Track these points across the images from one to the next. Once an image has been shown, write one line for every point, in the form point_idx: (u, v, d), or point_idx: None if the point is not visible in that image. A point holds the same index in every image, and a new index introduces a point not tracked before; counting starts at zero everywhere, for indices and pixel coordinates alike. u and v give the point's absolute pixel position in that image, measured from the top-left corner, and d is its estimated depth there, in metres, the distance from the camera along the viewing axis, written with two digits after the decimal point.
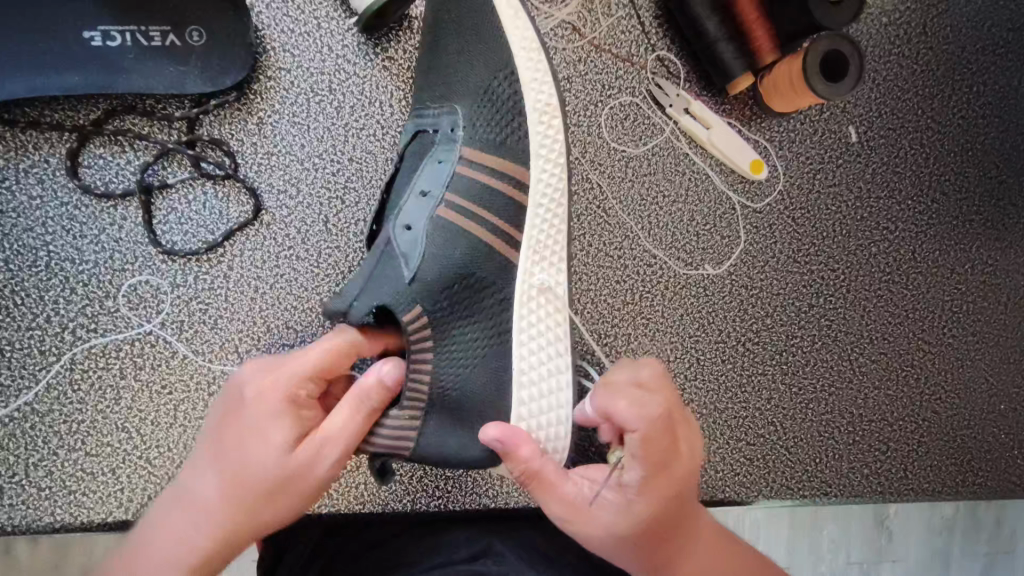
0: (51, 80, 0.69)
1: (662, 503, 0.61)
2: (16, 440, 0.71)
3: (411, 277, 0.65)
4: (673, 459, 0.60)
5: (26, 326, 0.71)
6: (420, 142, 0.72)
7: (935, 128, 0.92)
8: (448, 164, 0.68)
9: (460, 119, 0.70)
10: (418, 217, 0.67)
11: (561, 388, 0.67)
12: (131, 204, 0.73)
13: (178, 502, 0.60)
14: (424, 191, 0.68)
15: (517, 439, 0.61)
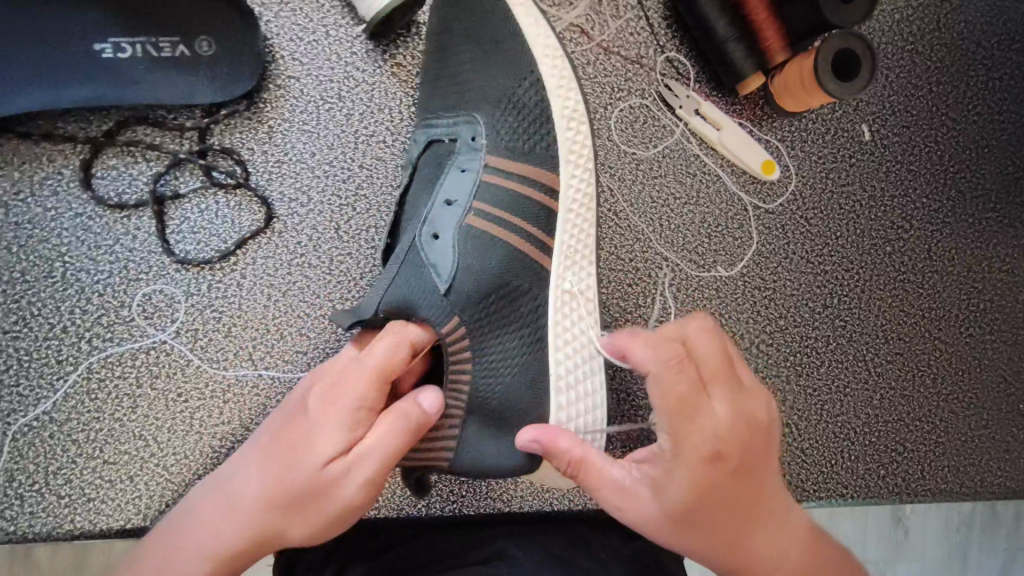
0: (64, 93, 0.70)
1: (714, 485, 0.57)
2: (36, 449, 0.72)
3: (445, 289, 0.65)
4: (721, 438, 0.56)
5: (43, 336, 0.72)
6: (434, 152, 0.72)
7: (950, 125, 0.91)
8: (472, 173, 0.69)
9: (481, 127, 0.70)
10: (446, 227, 0.67)
11: (596, 391, 0.66)
12: (145, 214, 0.73)
13: (219, 496, 0.61)
14: (448, 201, 0.68)
15: (554, 434, 0.61)
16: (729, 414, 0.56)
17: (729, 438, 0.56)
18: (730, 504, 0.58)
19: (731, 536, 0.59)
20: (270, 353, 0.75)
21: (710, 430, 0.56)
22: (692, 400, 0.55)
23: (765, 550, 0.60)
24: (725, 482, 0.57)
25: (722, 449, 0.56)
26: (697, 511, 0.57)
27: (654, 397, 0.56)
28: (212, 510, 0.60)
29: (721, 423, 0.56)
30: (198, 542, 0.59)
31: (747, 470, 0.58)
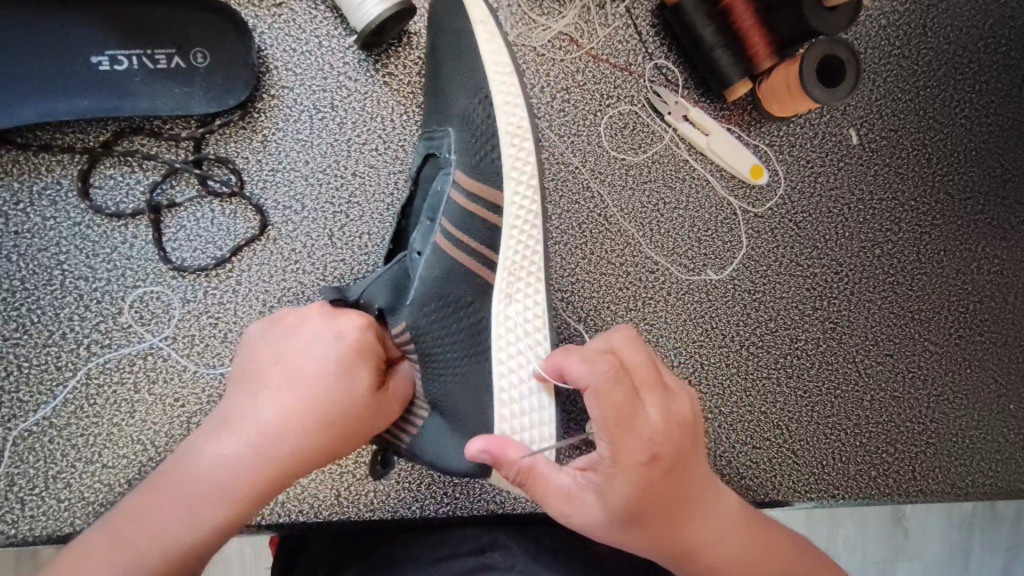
0: (62, 105, 0.72)
1: (656, 485, 0.58)
2: (36, 454, 0.73)
3: (406, 299, 0.69)
4: (661, 441, 0.57)
5: (42, 343, 0.74)
6: (430, 167, 0.73)
7: (937, 129, 0.92)
8: (444, 189, 0.70)
9: (452, 141, 0.70)
10: (424, 240, 0.70)
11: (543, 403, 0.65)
12: (142, 223, 0.75)
13: (216, 438, 0.61)
14: (429, 216, 0.71)
15: (505, 444, 0.61)
16: (664, 417, 0.58)
17: (667, 440, 0.58)
18: (672, 499, 0.60)
19: (674, 529, 0.61)
20: None
21: (651, 434, 0.57)
22: (631, 410, 0.56)
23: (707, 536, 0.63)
24: (665, 481, 0.59)
25: (661, 451, 0.58)
26: (643, 510, 0.58)
27: (595, 410, 0.56)
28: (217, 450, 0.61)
29: (659, 428, 0.57)
30: (220, 479, 0.59)
31: (683, 466, 0.60)
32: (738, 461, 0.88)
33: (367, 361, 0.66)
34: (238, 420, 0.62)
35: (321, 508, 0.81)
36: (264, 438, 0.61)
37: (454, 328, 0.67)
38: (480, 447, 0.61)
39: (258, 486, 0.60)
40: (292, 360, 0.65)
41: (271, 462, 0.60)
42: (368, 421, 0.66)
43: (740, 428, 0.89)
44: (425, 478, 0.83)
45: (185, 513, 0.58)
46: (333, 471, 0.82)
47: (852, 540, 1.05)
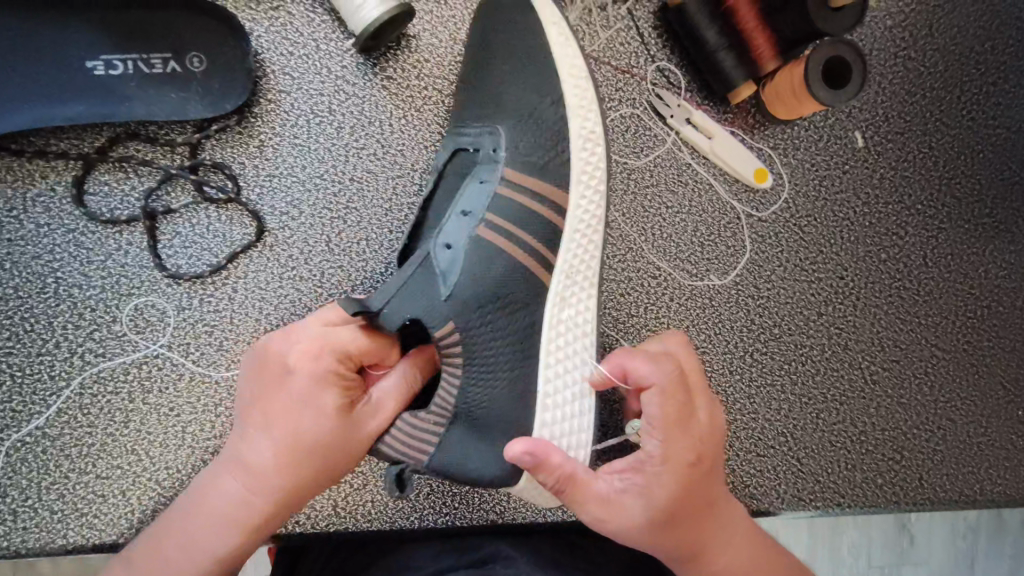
0: (56, 110, 0.71)
1: (693, 486, 0.62)
2: (29, 464, 0.72)
3: (446, 294, 0.64)
4: (703, 442, 0.63)
5: (36, 352, 0.72)
6: (458, 162, 0.72)
7: (944, 131, 0.90)
8: (490, 184, 0.68)
9: (500, 140, 0.70)
10: (459, 236, 0.67)
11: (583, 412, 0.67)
12: (137, 229, 0.74)
13: (218, 479, 0.63)
14: (464, 211, 0.68)
15: (547, 450, 0.61)
16: (706, 421, 0.65)
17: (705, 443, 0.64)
18: (703, 502, 0.63)
19: (701, 534, 0.63)
20: None
21: (696, 433, 0.63)
22: (686, 409, 0.63)
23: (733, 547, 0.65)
24: (702, 481, 0.63)
25: (702, 452, 0.63)
26: (679, 508, 0.62)
27: (654, 408, 0.62)
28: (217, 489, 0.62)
29: (703, 428, 0.64)
30: (217, 523, 0.61)
31: (715, 473, 0.65)
32: (743, 469, 0.87)
33: (336, 384, 0.64)
34: (231, 457, 0.63)
35: (318, 519, 0.80)
36: (254, 478, 0.62)
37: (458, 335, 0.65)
38: (521, 449, 0.60)
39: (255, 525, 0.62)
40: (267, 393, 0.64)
41: (265, 500, 0.62)
42: (352, 444, 0.64)
43: (745, 435, 0.87)
44: (425, 488, 0.82)
45: (188, 553, 0.61)
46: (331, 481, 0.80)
47: (857, 548, 1.04)
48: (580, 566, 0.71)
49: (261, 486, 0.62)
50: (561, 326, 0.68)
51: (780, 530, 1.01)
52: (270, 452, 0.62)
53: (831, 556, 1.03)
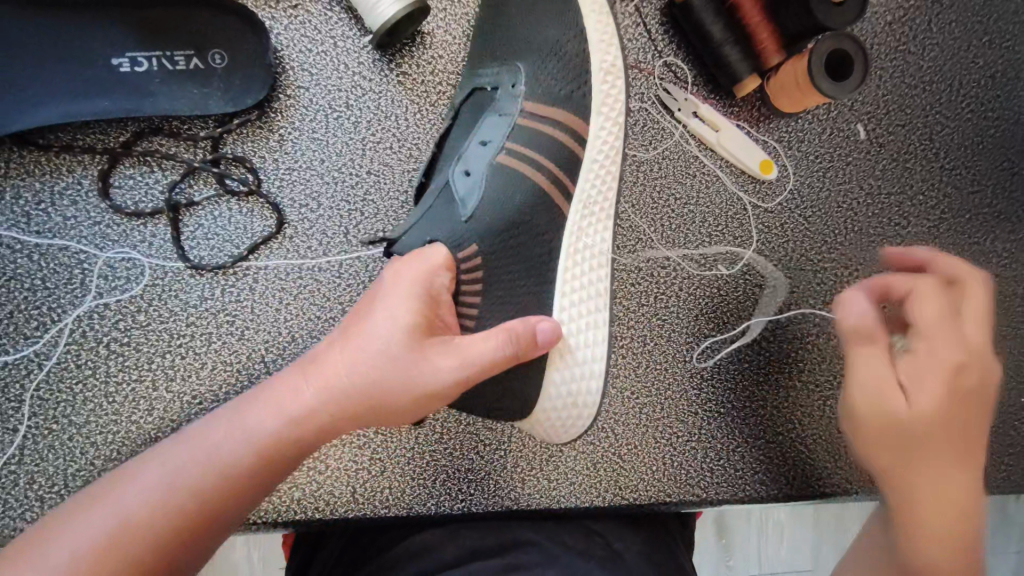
0: (83, 106, 0.73)
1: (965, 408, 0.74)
2: (56, 451, 0.74)
3: (468, 216, 0.68)
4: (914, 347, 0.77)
5: (62, 342, 0.74)
6: (478, 99, 0.76)
7: (944, 123, 0.93)
8: (509, 117, 0.72)
9: (521, 75, 0.73)
10: (477, 165, 0.71)
11: (596, 345, 0.73)
12: (160, 221, 0.75)
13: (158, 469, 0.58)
14: (483, 142, 0.72)
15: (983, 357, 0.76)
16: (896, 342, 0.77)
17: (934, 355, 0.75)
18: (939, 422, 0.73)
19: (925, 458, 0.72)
20: (282, 355, 0.77)
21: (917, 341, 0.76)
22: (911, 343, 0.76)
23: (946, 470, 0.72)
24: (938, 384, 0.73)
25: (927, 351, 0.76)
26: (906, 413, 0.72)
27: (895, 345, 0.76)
28: (214, 442, 0.60)
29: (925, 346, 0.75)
30: (169, 474, 0.58)
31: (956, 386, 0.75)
32: (752, 455, 0.89)
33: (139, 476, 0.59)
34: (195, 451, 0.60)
35: (338, 505, 0.81)
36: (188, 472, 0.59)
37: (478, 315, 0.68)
38: (546, 334, 0.67)
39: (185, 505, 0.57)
40: (356, 326, 0.64)
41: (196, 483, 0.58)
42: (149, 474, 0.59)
43: (753, 422, 0.89)
44: (441, 475, 0.83)
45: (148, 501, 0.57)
46: (350, 468, 0.81)
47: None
48: (595, 546, 0.74)
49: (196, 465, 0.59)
50: (585, 275, 0.74)
51: (789, 526, 1.00)
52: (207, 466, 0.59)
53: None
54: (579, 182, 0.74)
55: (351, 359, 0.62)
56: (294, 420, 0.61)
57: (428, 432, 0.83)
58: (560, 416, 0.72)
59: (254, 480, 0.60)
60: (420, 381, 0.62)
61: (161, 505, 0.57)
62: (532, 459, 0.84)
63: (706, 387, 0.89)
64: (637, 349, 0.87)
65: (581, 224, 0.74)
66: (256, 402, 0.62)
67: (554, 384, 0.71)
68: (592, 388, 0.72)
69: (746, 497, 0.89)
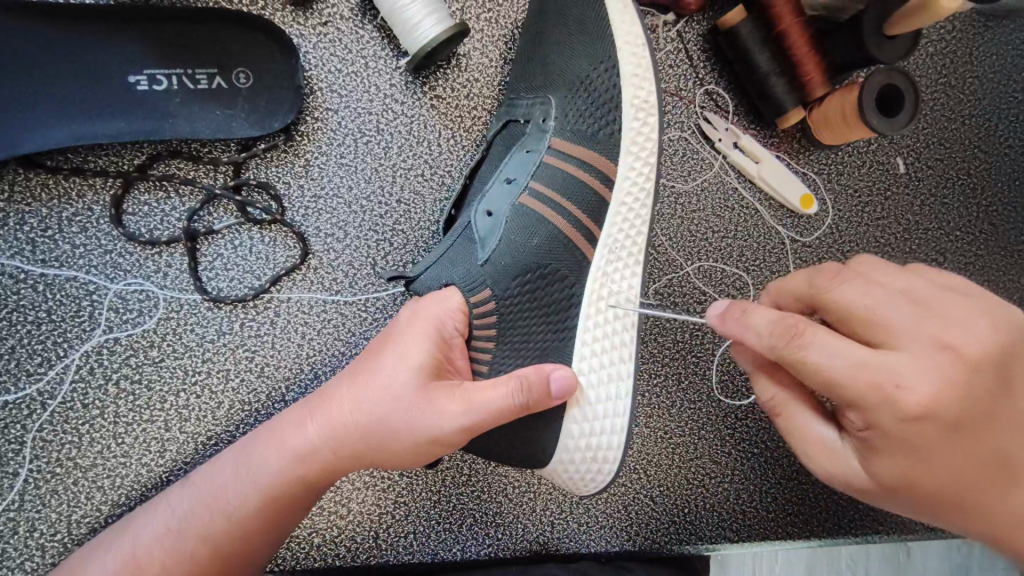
0: (96, 127, 0.67)
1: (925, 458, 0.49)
2: (59, 497, 0.69)
3: (483, 261, 0.62)
4: (962, 396, 0.47)
5: (67, 379, 0.69)
6: (508, 133, 0.70)
7: (982, 158, 0.91)
8: (536, 155, 0.65)
9: (551, 109, 0.66)
10: (500, 205, 0.64)
11: (619, 397, 0.64)
12: (177, 250, 0.71)
13: None
14: (509, 179, 0.65)
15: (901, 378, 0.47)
16: (940, 389, 0.47)
17: (978, 401, 0.48)
18: (993, 490, 0.51)
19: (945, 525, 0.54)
20: (305, 393, 0.72)
21: (964, 394, 0.47)
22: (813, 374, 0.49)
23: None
24: (960, 460, 0.50)
25: (1002, 368, 0.49)
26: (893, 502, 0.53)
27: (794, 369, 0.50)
28: (223, 485, 0.58)
29: (893, 421, 0.48)
30: (177, 519, 0.58)
31: (1003, 392, 0.49)
32: (785, 497, 0.86)
33: None
34: (203, 495, 0.59)
35: (359, 551, 0.76)
36: (192, 520, 0.58)
37: (500, 365, 0.62)
38: (563, 382, 0.57)
39: (189, 561, 0.56)
40: (364, 365, 0.59)
41: (197, 534, 0.57)
42: (159, 518, 0.59)
43: (786, 462, 0.86)
44: (467, 519, 0.79)
45: (154, 549, 0.57)
46: (372, 513, 0.77)
47: (856, 562, 0.88)
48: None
49: (198, 513, 0.58)
50: (607, 323, 0.65)
51: (785, 548, 0.86)
52: (206, 514, 0.57)
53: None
54: (606, 219, 0.66)
55: (355, 398, 0.57)
56: (296, 463, 0.57)
57: (454, 474, 0.78)
58: (577, 472, 0.65)
59: (257, 527, 0.57)
60: (420, 427, 0.55)
61: (165, 554, 0.56)
62: (561, 503, 0.80)
63: (741, 427, 0.85)
64: (671, 388, 0.83)
65: (607, 271, 0.65)
66: (263, 443, 0.59)
67: (571, 437, 0.64)
68: (613, 452, 0.64)
69: (777, 541, 0.86)
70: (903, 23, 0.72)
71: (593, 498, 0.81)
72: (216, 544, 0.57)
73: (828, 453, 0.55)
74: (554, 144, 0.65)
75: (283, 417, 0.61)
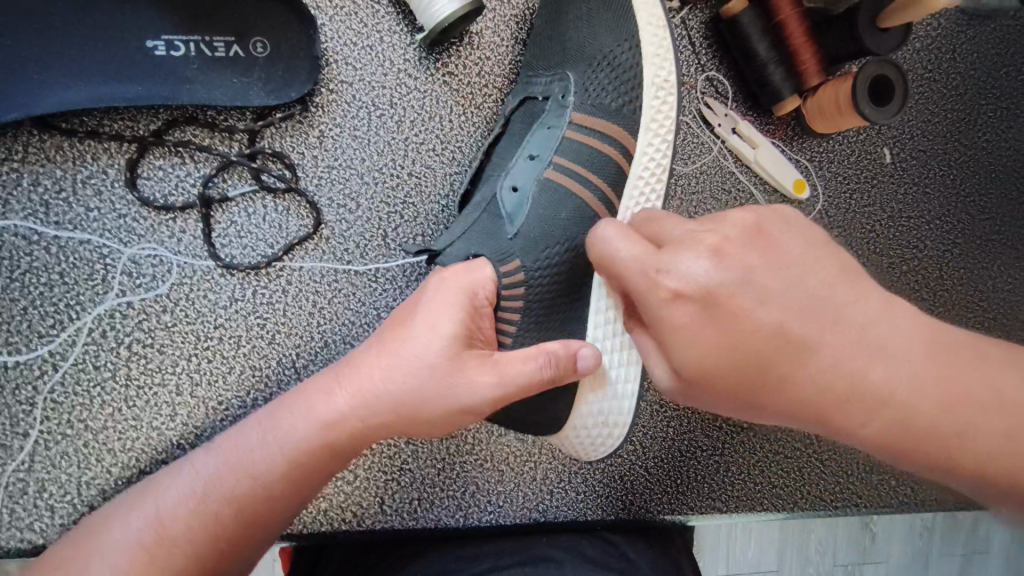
0: (113, 91, 0.68)
1: (705, 334, 0.53)
2: (69, 458, 0.69)
3: (512, 233, 0.65)
4: (723, 271, 0.52)
5: (79, 341, 0.70)
6: (526, 110, 0.72)
7: (961, 150, 0.95)
8: (559, 130, 0.69)
9: (572, 85, 0.70)
10: (526, 179, 0.67)
11: (632, 364, 0.69)
12: (191, 217, 0.71)
13: None
14: (533, 155, 0.68)
15: (664, 262, 0.54)
16: (701, 271, 0.52)
17: (737, 275, 0.52)
18: (777, 356, 0.52)
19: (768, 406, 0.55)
20: (315, 361, 0.73)
21: (725, 270, 0.52)
22: (613, 272, 0.57)
23: (839, 375, 0.52)
24: (735, 331, 0.52)
25: (760, 251, 0.53)
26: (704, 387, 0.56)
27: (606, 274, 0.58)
28: (247, 451, 0.59)
29: (664, 301, 0.54)
30: (202, 481, 0.59)
31: (766, 265, 0.52)
32: (771, 470, 0.89)
33: None
34: (228, 458, 0.60)
35: (365, 516, 0.78)
36: (215, 481, 0.59)
37: (515, 332, 0.65)
38: (588, 360, 0.60)
39: (214, 521, 0.57)
40: (395, 336, 0.60)
41: (221, 496, 0.58)
42: (181, 481, 0.60)
43: (774, 437, 0.89)
44: (470, 486, 0.81)
45: (178, 512, 0.58)
46: (378, 479, 0.79)
47: (826, 544, 1.01)
48: (617, 559, 0.73)
49: (221, 475, 0.59)
50: None
51: (757, 531, 0.99)
52: (228, 475, 0.59)
53: (803, 549, 1.00)
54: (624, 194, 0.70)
55: (386, 368, 0.58)
56: (325, 429, 0.59)
57: (458, 442, 0.81)
58: (589, 437, 0.69)
59: (281, 490, 0.59)
60: (454, 397, 0.58)
61: (190, 517, 0.57)
62: (561, 472, 0.83)
63: None
64: None
65: None
66: (290, 409, 0.60)
67: (587, 404, 0.69)
68: (624, 417, 0.69)
69: (763, 512, 0.89)
70: (897, 15, 0.76)
71: (592, 467, 0.84)
72: (241, 506, 0.58)
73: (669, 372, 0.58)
74: (574, 121, 0.69)
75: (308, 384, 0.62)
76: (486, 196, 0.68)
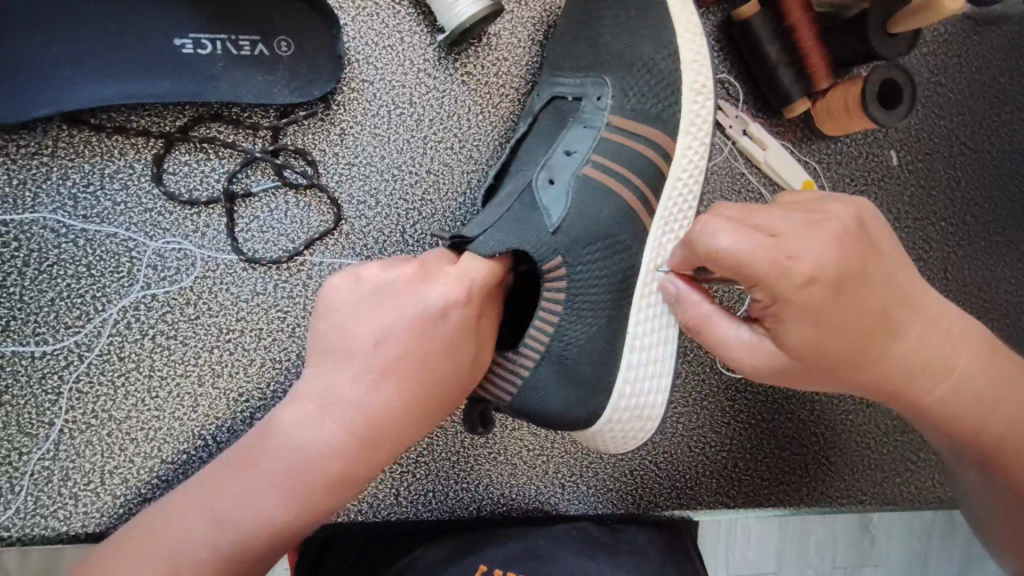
0: (141, 88, 0.69)
1: (825, 319, 0.59)
2: (93, 447, 0.71)
3: (554, 227, 0.66)
4: (846, 259, 0.58)
5: (105, 332, 0.71)
6: (556, 109, 0.74)
7: (967, 154, 0.97)
8: (595, 130, 0.71)
9: (607, 88, 0.72)
10: (563, 175, 0.69)
11: (663, 359, 0.71)
12: (215, 211, 0.73)
13: None
14: (568, 152, 0.70)
15: (790, 252, 0.57)
16: (826, 256, 0.57)
17: (856, 264, 0.59)
18: (888, 335, 0.62)
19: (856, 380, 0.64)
20: None
21: (840, 259, 0.58)
22: (735, 265, 0.58)
23: (914, 348, 0.64)
24: (857, 316, 0.60)
25: (867, 241, 0.60)
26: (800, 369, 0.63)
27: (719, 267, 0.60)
28: (271, 471, 0.56)
29: (797, 290, 0.57)
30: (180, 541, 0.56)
31: (871, 254, 0.60)
32: (777, 466, 0.91)
33: None
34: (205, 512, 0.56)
35: (380, 507, 0.80)
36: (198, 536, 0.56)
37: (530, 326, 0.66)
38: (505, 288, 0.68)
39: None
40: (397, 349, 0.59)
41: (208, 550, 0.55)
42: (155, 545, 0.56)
43: (780, 434, 0.91)
44: (483, 479, 0.82)
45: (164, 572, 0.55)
46: (393, 471, 0.80)
47: (828, 544, 1.02)
48: (624, 550, 0.74)
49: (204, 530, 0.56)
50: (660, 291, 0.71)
51: (756, 531, 1.01)
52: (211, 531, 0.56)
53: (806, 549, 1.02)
54: (664, 195, 0.72)
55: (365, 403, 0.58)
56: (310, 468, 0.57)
57: (472, 435, 0.82)
58: (622, 427, 0.69)
59: (323, 498, 0.58)
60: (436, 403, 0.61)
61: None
62: (572, 465, 0.84)
63: (741, 399, 0.90)
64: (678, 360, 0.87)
65: None
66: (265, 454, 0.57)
67: (624, 395, 0.69)
68: (654, 410, 0.71)
69: (769, 507, 0.91)
70: (908, 19, 0.77)
71: (602, 461, 0.85)
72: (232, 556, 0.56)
73: (749, 350, 0.63)
74: None
75: (313, 390, 0.59)
76: (516, 187, 0.68)
